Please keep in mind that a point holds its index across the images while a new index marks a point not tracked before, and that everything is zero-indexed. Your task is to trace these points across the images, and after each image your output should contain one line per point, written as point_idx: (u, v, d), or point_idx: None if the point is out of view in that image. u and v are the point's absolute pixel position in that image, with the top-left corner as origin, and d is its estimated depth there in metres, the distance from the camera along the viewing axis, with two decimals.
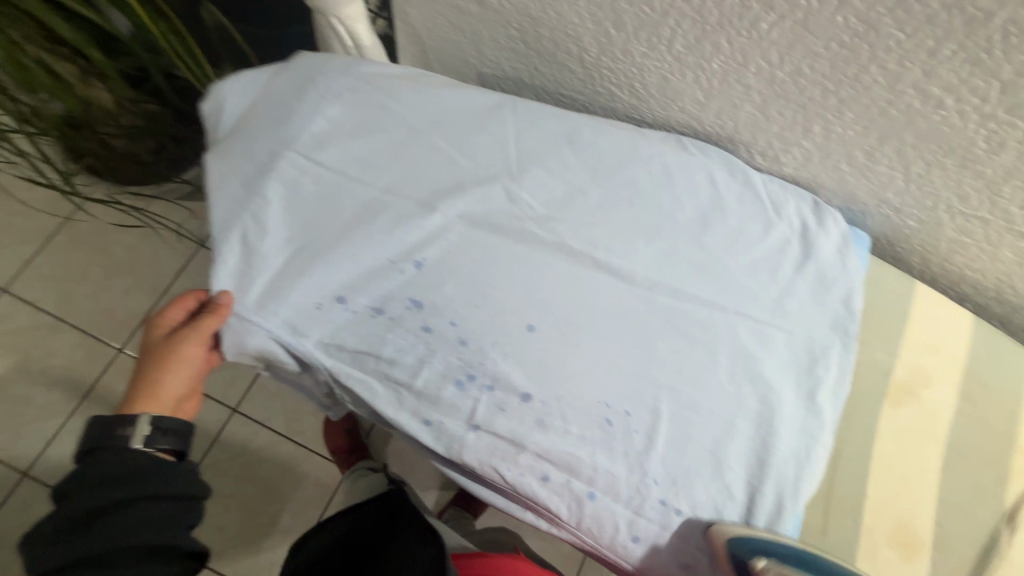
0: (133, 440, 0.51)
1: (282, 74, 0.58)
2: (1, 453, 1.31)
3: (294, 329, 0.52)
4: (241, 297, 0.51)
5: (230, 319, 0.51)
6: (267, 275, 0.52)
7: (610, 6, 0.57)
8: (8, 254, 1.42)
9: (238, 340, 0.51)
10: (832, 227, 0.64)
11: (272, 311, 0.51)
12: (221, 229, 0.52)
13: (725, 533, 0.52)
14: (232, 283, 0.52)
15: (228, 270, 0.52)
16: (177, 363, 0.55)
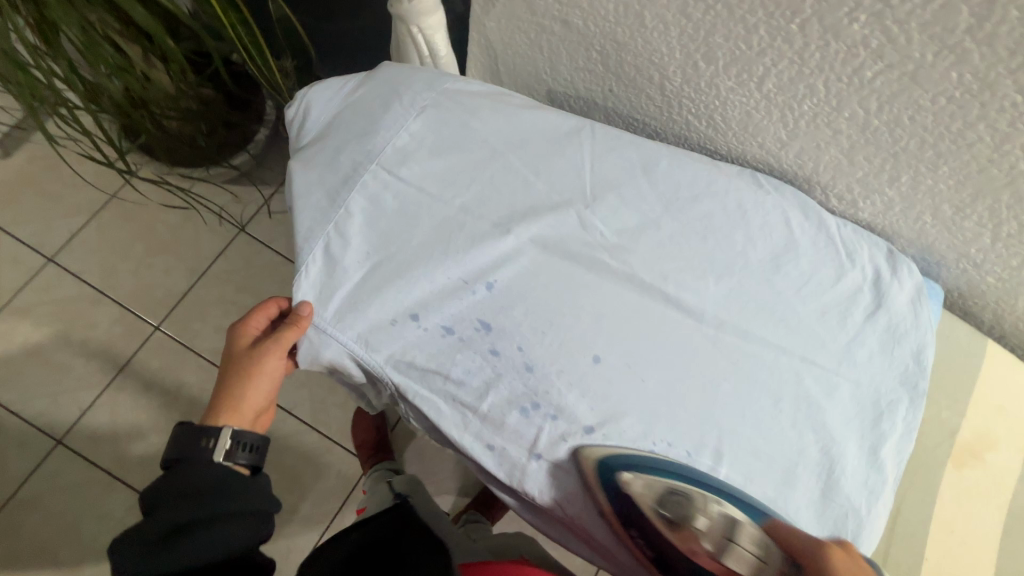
0: (216, 452, 0.53)
1: (367, 84, 0.58)
2: (38, 418, 1.34)
3: (368, 345, 0.52)
4: (321, 310, 0.52)
5: (308, 331, 0.52)
6: (345, 289, 0.53)
7: (702, 40, 0.56)
8: (57, 225, 1.45)
9: (312, 352, 0.52)
10: (906, 278, 0.63)
11: (349, 326, 0.52)
12: (306, 242, 0.53)
13: (587, 451, 0.53)
14: (312, 295, 0.53)
15: (308, 282, 0.53)
16: (257, 376, 0.56)
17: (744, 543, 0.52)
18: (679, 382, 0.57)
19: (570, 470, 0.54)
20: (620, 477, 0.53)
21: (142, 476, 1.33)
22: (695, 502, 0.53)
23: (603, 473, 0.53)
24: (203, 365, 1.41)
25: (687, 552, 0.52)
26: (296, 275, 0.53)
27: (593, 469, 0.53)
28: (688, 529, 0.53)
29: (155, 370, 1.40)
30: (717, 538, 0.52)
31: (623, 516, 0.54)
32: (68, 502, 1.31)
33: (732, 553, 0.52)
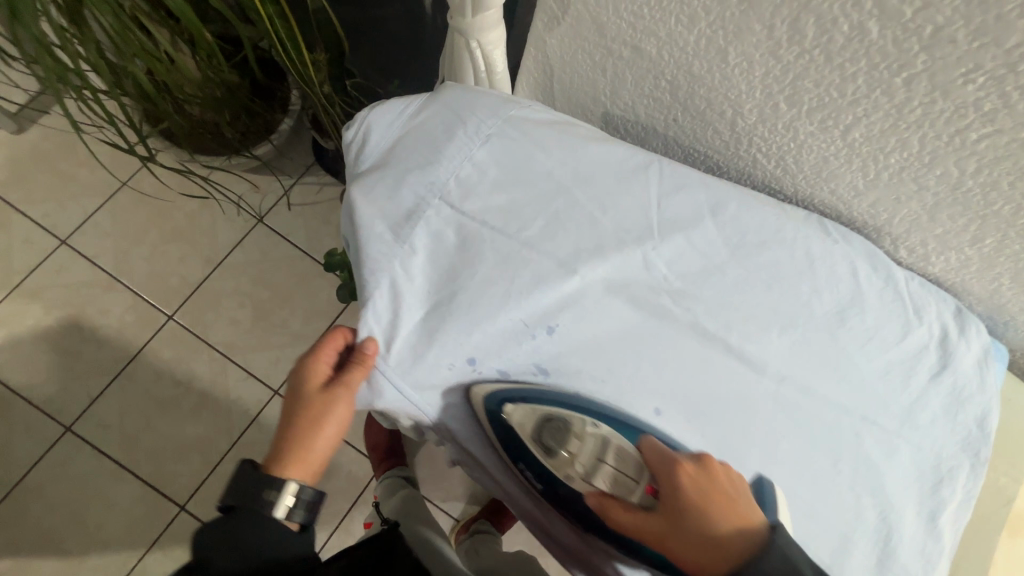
0: (276, 508, 0.53)
1: (429, 108, 0.56)
2: (47, 404, 1.32)
3: (428, 392, 0.51)
4: (385, 350, 0.51)
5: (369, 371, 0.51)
6: (407, 330, 0.51)
7: (790, 82, 0.53)
8: (71, 206, 1.41)
9: (372, 394, 0.51)
10: (974, 338, 0.61)
11: (407, 369, 0.51)
12: (370, 278, 0.51)
13: (476, 387, 0.52)
14: (374, 334, 0.51)
15: (372, 320, 0.51)
16: (324, 420, 0.54)
17: (610, 461, 0.52)
18: (739, 439, 0.55)
19: (458, 406, 0.53)
20: (505, 411, 0.52)
21: (150, 468, 1.32)
22: (571, 427, 0.52)
23: (491, 407, 0.52)
24: (216, 358, 1.39)
25: (564, 479, 0.53)
26: (361, 307, 0.52)
27: (481, 404, 0.52)
28: (563, 455, 0.52)
29: (167, 361, 1.37)
30: (589, 461, 0.52)
31: (511, 450, 0.53)
32: (74, 491, 1.29)
33: (602, 472, 0.52)
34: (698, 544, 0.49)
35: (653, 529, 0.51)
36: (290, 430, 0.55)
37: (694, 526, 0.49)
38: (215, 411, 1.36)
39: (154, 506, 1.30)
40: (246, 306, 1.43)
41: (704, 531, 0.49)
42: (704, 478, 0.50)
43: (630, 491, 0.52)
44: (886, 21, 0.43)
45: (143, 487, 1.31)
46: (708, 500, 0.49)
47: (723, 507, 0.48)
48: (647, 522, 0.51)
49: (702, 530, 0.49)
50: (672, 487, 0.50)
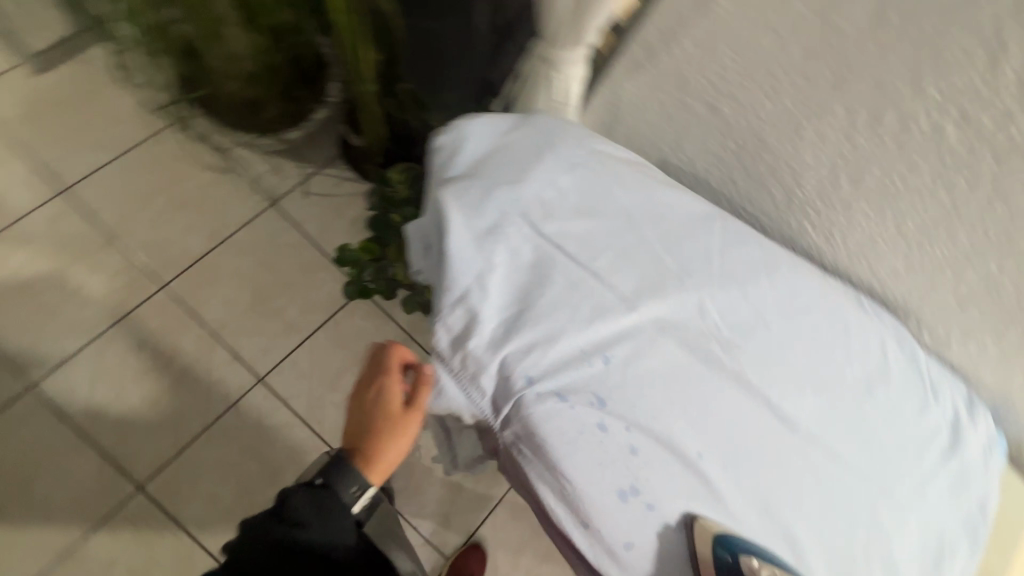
0: (353, 504, 0.47)
1: (522, 128, 0.58)
2: (15, 357, 1.24)
3: (492, 405, 0.53)
4: (454, 350, 0.53)
5: (436, 371, 0.54)
6: (477, 344, 0.52)
7: (858, 164, 0.57)
8: (80, 156, 1.36)
9: (433, 397, 0.54)
10: (981, 425, 0.65)
11: (471, 374, 0.52)
12: (449, 284, 0.52)
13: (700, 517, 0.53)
14: (445, 341, 0.53)
15: (445, 328, 0.53)
16: (398, 426, 0.52)
17: None
18: (769, 493, 0.57)
19: (506, 419, 0.52)
20: (746, 560, 0.50)
21: (115, 441, 1.25)
22: None
23: (720, 548, 0.51)
24: (204, 335, 1.34)
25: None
26: (438, 310, 0.53)
27: (706, 544, 0.51)
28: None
29: (152, 331, 1.32)
30: None
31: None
32: (28, 454, 1.21)
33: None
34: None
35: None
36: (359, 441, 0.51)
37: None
38: (194, 391, 1.31)
39: (110, 482, 1.22)
40: (245, 287, 1.39)
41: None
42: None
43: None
44: (966, 129, 0.48)
45: (103, 460, 1.23)
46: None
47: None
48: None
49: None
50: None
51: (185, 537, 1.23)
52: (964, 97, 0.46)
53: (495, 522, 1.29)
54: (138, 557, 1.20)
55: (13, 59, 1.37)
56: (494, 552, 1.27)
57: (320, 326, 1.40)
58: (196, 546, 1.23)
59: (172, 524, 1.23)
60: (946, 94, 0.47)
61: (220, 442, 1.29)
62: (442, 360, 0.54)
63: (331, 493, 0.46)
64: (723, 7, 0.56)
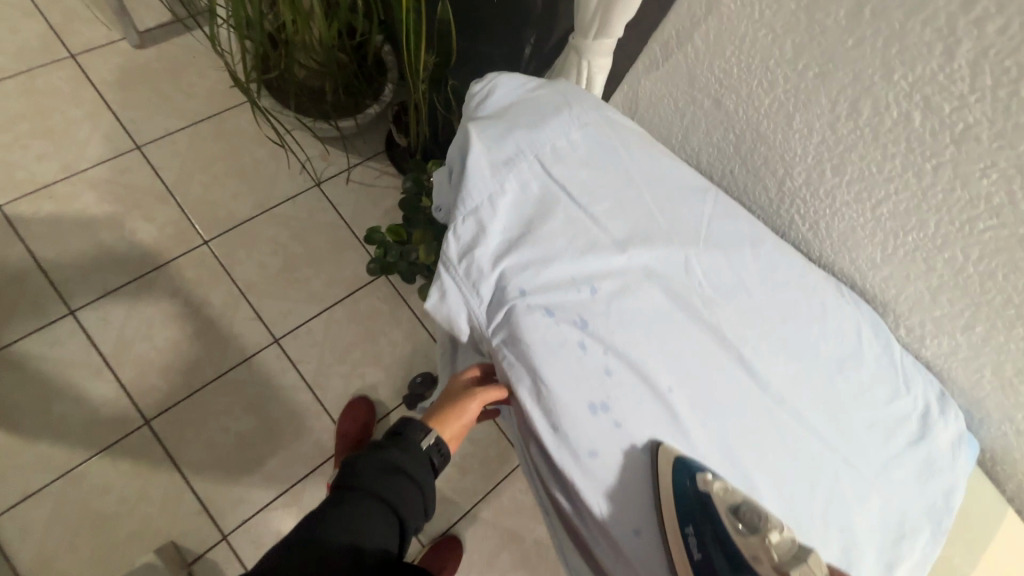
0: (423, 441, 0.65)
1: (545, 89, 0.67)
2: (62, 285, 1.35)
3: (487, 311, 0.60)
4: (461, 259, 0.61)
5: (442, 274, 0.61)
6: (481, 255, 0.60)
7: (839, 153, 0.64)
8: (157, 120, 1.52)
9: (437, 298, 0.62)
10: (952, 422, 0.67)
11: (473, 282, 0.60)
12: (464, 201, 0.61)
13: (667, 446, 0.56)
14: (454, 248, 0.61)
15: (456, 238, 0.61)
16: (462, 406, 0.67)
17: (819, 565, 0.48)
18: (732, 438, 0.60)
19: (498, 324, 0.59)
20: (700, 476, 0.53)
21: (132, 375, 1.31)
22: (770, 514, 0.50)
23: (680, 468, 0.54)
24: (232, 292, 1.42)
25: (750, 558, 0.48)
26: (452, 224, 0.62)
27: (668, 464, 0.54)
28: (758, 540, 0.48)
29: (188, 280, 1.41)
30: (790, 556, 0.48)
31: (680, 513, 0.53)
32: (53, 374, 1.28)
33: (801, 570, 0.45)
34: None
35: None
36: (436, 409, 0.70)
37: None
38: (213, 341, 1.37)
39: (120, 414, 1.28)
40: (277, 254, 1.48)
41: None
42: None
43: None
44: (929, 114, 0.55)
45: (118, 391, 1.30)
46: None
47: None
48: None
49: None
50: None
51: (178, 477, 1.25)
52: (926, 85, 0.54)
53: (478, 515, 1.28)
54: (129, 489, 1.23)
55: (118, 35, 1.57)
56: (473, 545, 1.25)
57: (340, 300, 1.47)
58: (185, 488, 1.25)
59: (168, 463, 1.26)
60: (911, 82, 0.55)
61: (228, 394, 1.34)
62: (449, 266, 0.61)
63: (407, 436, 0.65)
64: (729, 9, 0.66)
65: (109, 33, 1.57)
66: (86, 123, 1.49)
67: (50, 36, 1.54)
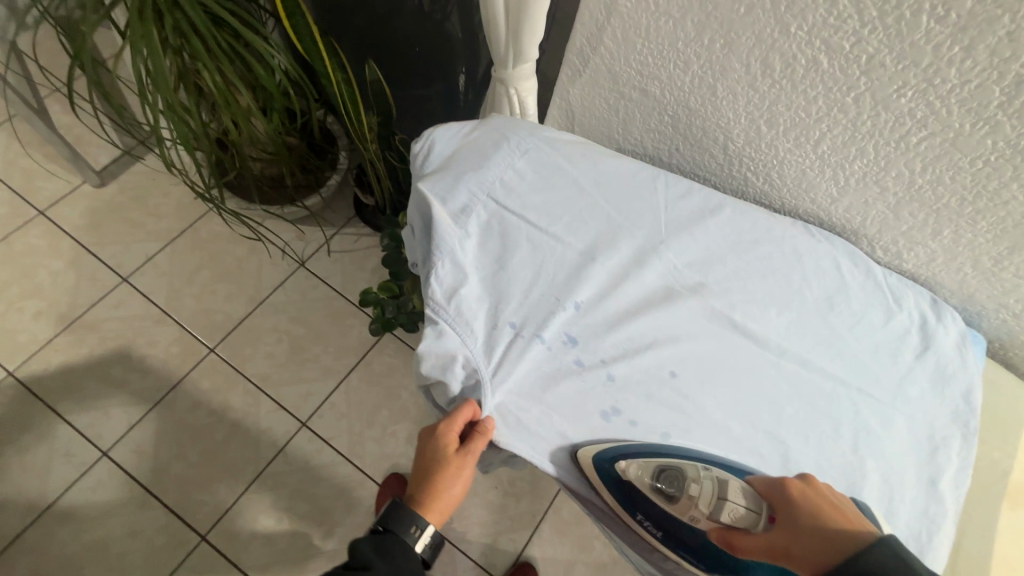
0: (415, 542, 0.60)
1: (480, 128, 0.71)
2: (89, 429, 1.38)
3: (485, 347, 0.61)
4: (447, 302, 0.62)
5: (433, 319, 0.62)
6: (466, 296, 0.62)
7: (767, 108, 0.67)
8: (136, 249, 1.57)
9: (432, 339, 0.60)
10: (951, 324, 0.69)
11: (469, 326, 0.61)
12: (434, 251, 0.63)
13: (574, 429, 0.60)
14: (438, 293, 0.62)
15: (437, 284, 0.63)
16: (454, 474, 0.60)
17: (733, 498, 0.56)
18: (747, 402, 0.62)
19: (499, 360, 0.60)
20: (617, 465, 0.58)
21: (177, 496, 1.34)
22: (688, 472, 0.57)
23: (602, 468, 0.58)
24: (250, 390, 1.45)
25: (689, 520, 0.57)
26: (428, 274, 0.64)
27: (589, 463, 0.58)
28: (684, 497, 0.57)
29: (205, 391, 1.44)
30: (710, 501, 0.56)
31: (626, 504, 0.59)
32: (103, 517, 1.31)
33: (726, 508, 0.56)
34: (827, 556, 0.50)
35: (776, 548, 0.53)
36: (422, 481, 0.61)
37: (816, 538, 0.51)
38: (244, 442, 1.40)
39: (177, 536, 1.30)
40: (282, 341, 1.51)
41: (828, 543, 0.50)
42: (816, 496, 0.54)
43: (751, 524, 0.55)
44: (833, 55, 0.58)
45: (168, 515, 1.32)
46: (820, 506, 0.53)
47: (834, 515, 0.52)
48: (772, 549, 0.54)
49: (837, 560, 0.49)
50: (795, 515, 0.53)
51: None
52: (823, 29, 0.57)
53: (543, 536, 1.28)
54: None
55: (78, 180, 1.63)
56: (546, 566, 1.26)
57: (353, 368, 1.49)
58: None
59: (234, 570, 1.28)
60: (807, 31, 0.58)
61: (273, 487, 1.36)
62: (437, 310, 0.62)
63: (393, 537, 0.60)
64: (627, 7, 0.69)
65: (69, 182, 1.62)
66: (70, 271, 1.53)
67: (16, 200, 1.59)
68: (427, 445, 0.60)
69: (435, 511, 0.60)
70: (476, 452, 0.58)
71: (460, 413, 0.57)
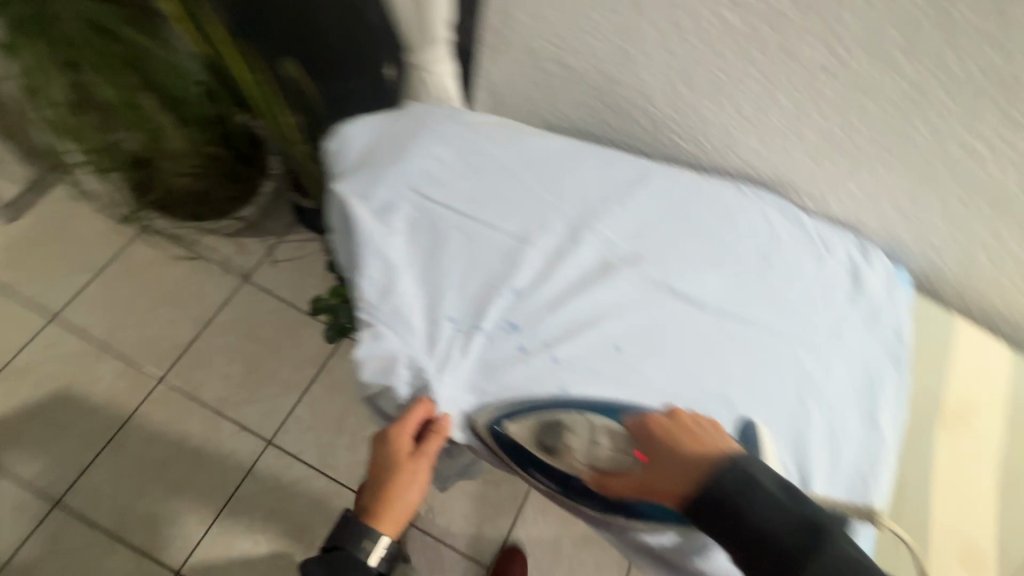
0: (368, 556, 0.59)
1: (397, 119, 0.69)
2: (36, 480, 1.30)
3: (425, 344, 0.59)
4: (379, 303, 0.60)
5: (366, 322, 0.59)
6: (400, 294, 0.60)
7: (685, 70, 0.66)
8: (61, 283, 1.47)
9: (369, 342, 0.59)
10: (878, 264, 0.71)
11: (405, 325, 0.59)
12: (360, 251, 0.61)
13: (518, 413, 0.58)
14: (369, 295, 0.60)
15: (367, 286, 0.60)
16: (409, 479, 0.59)
17: (605, 442, 0.57)
18: (693, 365, 0.63)
19: (440, 355, 0.59)
20: (506, 427, 0.57)
21: (144, 534, 1.28)
22: (565, 421, 0.57)
23: (498, 433, 0.57)
24: (208, 415, 1.39)
25: (568, 469, 0.57)
26: (356, 276, 0.61)
27: (488, 431, 0.57)
28: (563, 448, 0.57)
29: (158, 423, 1.37)
30: (585, 447, 0.57)
31: (521, 464, 0.58)
32: (66, 568, 1.25)
33: (600, 451, 0.56)
34: (684, 483, 0.51)
35: (643, 484, 0.54)
36: (379, 487, 0.60)
37: (674, 466, 0.53)
38: (209, 469, 1.35)
39: None
40: (236, 360, 1.45)
41: (685, 469, 0.52)
42: (674, 426, 0.55)
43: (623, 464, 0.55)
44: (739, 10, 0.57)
45: (137, 556, 1.27)
46: (676, 434, 0.54)
47: (688, 441, 0.54)
48: (641, 486, 0.54)
49: (692, 483, 0.51)
50: (656, 447, 0.55)
51: None
52: None
53: (526, 518, 1.29)
54: None
55: None
56: (533, 547, 1.27)
57: (313, 378, 1.45)
58: None
59: None
60: None
61: (245, 510, 1.32)
62: (370, 312, 0.60)
63: (347, 551, 0.59)
64: None
65: None
66: None
67: None
68: (380, 451, 0.59)
69: (393, 517, 0.60)
70: (429, 454, 0.57)
71: (412, 415, 0.56)
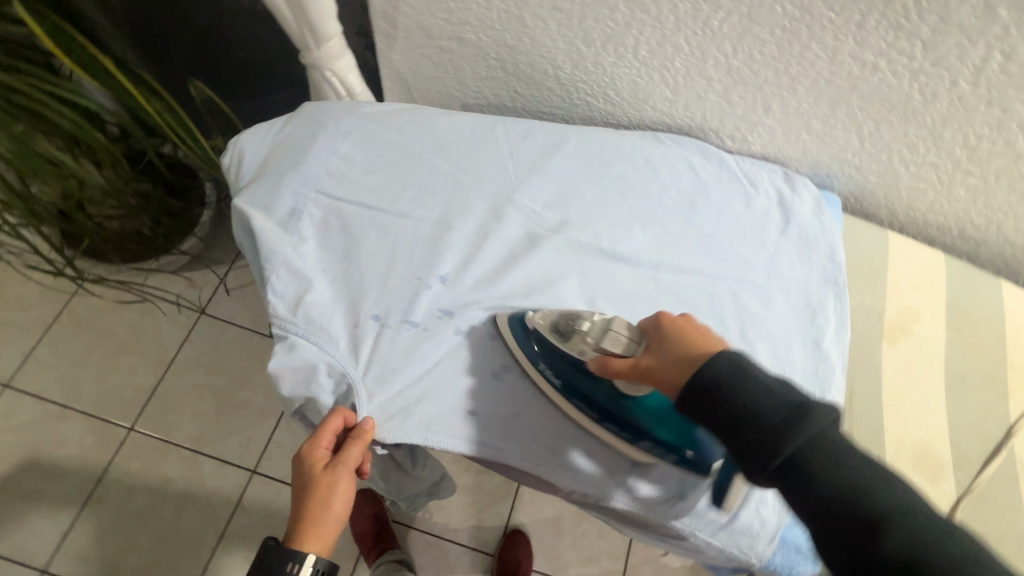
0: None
1: (290, 123, 0.66)
2: (18, 553, 1.26)
3: (350, 348, 0.57)
4: (295, 315, 0.58)
5: (284, 336, 0.57)
6: (314, 302, 0.58)
7: (579, 26, 0.65)
8: (9, 350, 1.41)
9: (282, 357, 0.56)
10: (805, 192, 0.71)
11: (326, 332, 0.57)
12: (266, 265, 0.59)
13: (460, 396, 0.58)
14: (283, 308, 0.58)
15: (279, 299, 0.58)
16: (333, 491, 0.56)
17: (618, 329, 0.55)
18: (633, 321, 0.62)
19: (368, 355, 0.57)
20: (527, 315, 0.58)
21: None
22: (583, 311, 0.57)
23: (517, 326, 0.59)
24: (185, 456, 1.36)
25: (576, 354, 0.56)
26: (267, 291, 0.59)
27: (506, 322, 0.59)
28: (574, 335, 0.56)
29: (135, 473, 1.34)
30: (596, 334, 0.55)
31: (531, 360, 0.58)
32: None
33: (608, 337, 0.54)
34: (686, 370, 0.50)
35: (645, 371, 0.52)
36: (302, 505, 0.57)
37: (679, 355, 0.51)
38: (196, 510, 1.32)
39: None
40: (205, 396, 1.41)
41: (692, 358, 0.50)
42: (687, 322, 0.53)
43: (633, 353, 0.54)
44: None
45: None
46: (687, 328, 0.52)
47: (695, 338, 0.51)
48: (642, 372, 0.53)
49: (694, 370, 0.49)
50: (666, 336, 0.52)
51: None
52: None
53: (524, 499, 1.29)
54: None
55: None
56: (535, 527, 1.27)
57: None
58: None
59: None
60: None
61: (240, 544, 1.30)
62: (286, 325, 0.57)
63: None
64: None
65: None
66: None
67: None
68: (300, 465, 0.56)
69: (319, 537, 0.56)
70: (352, 463, 0.54)
71: (330, 422, 0.53)
